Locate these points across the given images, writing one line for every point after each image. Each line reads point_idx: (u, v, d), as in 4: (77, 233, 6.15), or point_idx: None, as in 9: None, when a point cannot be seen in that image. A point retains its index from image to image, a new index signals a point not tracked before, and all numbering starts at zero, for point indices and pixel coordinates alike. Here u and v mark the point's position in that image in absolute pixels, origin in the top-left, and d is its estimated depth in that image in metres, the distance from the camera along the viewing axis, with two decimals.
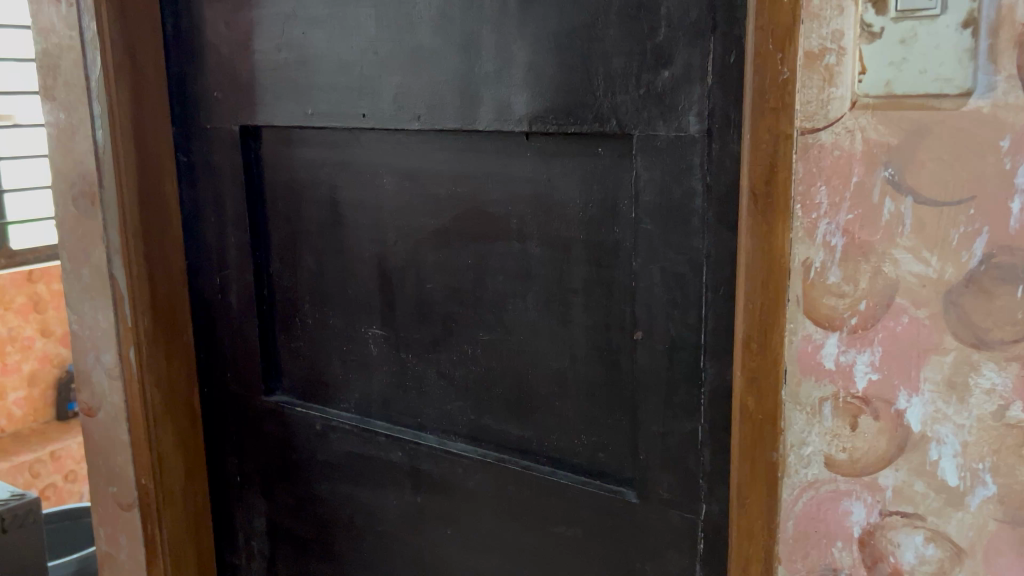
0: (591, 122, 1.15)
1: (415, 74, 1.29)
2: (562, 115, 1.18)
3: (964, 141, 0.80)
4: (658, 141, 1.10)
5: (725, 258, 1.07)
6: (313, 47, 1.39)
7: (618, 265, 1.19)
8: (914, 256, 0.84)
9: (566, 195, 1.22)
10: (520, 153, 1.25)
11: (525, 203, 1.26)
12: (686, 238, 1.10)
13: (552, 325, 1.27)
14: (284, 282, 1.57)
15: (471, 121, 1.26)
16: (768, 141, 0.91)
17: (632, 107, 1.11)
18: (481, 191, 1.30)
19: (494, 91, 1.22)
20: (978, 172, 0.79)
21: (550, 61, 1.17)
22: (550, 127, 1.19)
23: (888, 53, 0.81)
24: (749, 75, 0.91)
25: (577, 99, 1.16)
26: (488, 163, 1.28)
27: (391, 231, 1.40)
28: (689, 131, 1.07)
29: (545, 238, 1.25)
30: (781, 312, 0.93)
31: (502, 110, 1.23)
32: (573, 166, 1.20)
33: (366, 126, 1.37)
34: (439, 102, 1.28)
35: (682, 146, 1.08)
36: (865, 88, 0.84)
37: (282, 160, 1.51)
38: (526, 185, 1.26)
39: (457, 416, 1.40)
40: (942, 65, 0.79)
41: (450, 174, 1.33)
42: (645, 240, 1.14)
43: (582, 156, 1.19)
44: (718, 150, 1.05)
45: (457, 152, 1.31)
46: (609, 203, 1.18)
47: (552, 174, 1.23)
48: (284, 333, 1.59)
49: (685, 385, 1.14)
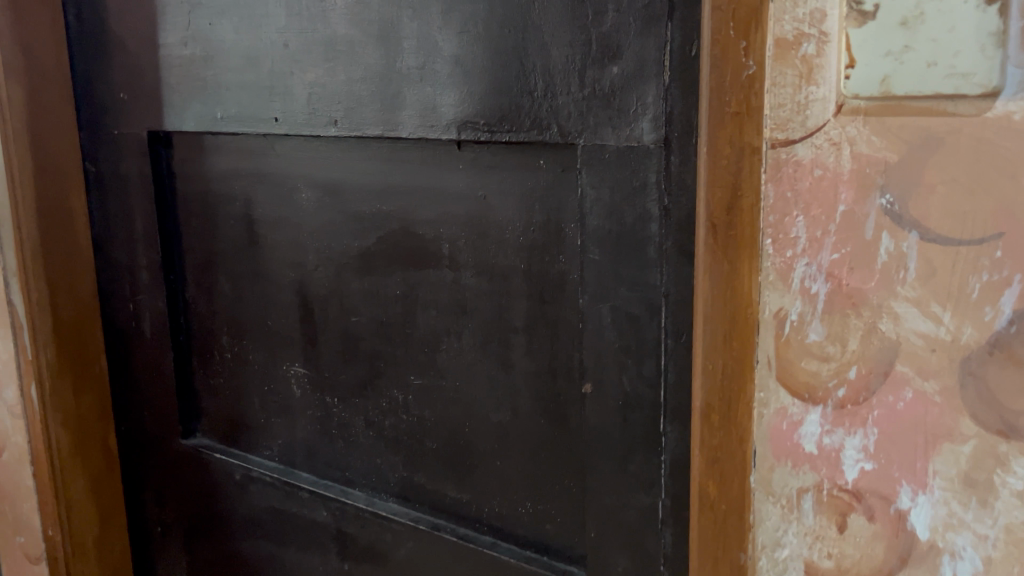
0: (528, 129, 0.95)
1: (330, 71, 1.09)
2: (494, 120, 0.97)
3: (990, 159, 0.58)
4: (607, 153, 0.89)
5: (688, 299, 0.86)
6: (221, 40, 1.19)
7: (564, 302, 0.98)
8: (921, 311, 0.63)
9: (503, 216, 1.01)
10: (450, 167, 1.04)
11: (457, 225, 1.05)
12: (641, 271, 0.89)
13: (491, 370, 1.06)
14: (202, 310, 1.37)
15: (393, 126, 1.05)
16: (730, 155, 0.69)
17: (575, 111, 0.90)
18: (408, 210, 1.09)
19: (417, 91, 1.02)
20: (1009, 202, 0.58)
21: (479, 54, 0.96)
22: (482, 135, 0.98)
23: (883, 41, 0.60)
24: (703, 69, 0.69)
25: (510, 100, 0.95)
26: (415, 178, 1.08)
27: (312, 255, 1.20)
28: (642, 141, 0.86)
29: (480, 266, 1.05)
30: (749, 376, 0.72)
31: (425, 113, 1.02)
32: (510, 181, 1.00)
33: (279, 132, 1.16)
34: (357, 104, 1.07)
35: (634, 159, 0.87)
36: (854, 88, 0.62)
37: (195, 171, 1.31)
38: (457, 204, 1.05)
39: (388, 471, 1.20)
40: (957, 56, 0.57)
41: (373, 190, 1.12)
42: (594, 272, 0.93)
43: (520, 170, 0.99)
44: (678, 164, 0.84)
45: (380, 164, 1.10)
46: (551, 227, 0.97)
47: (488, 190, 1.02)
48: (203, 368, 1.40)
49: (642, 451, 0.93)
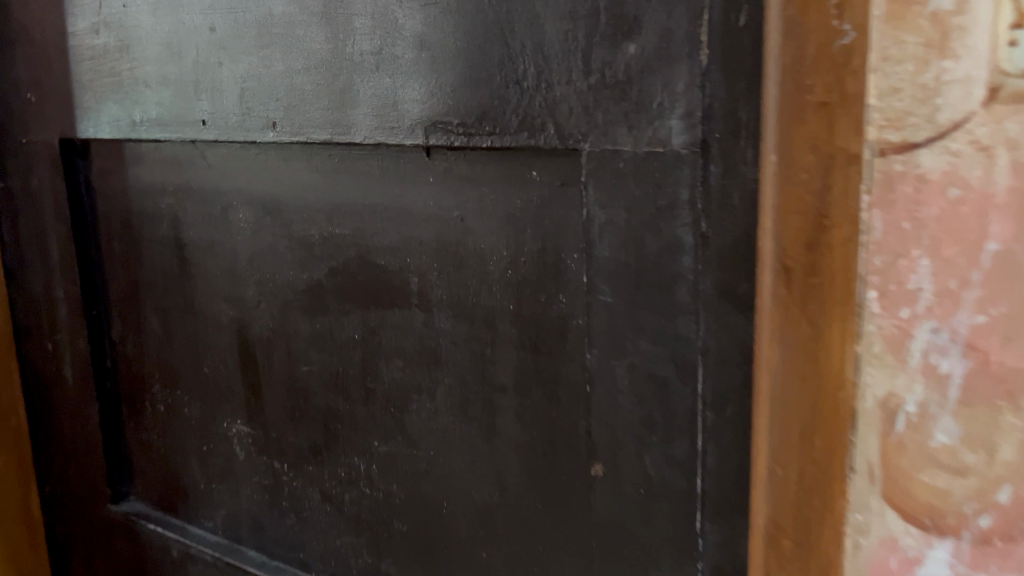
0: (515, 129, 0.71)
1: (265, 60, 0.86)
2: (471, 118, 0.74)
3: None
4: (621, 161, 0.66)
5: (734, 358, 0.63)
6: (137, 25, 0.97)
7: (564, 354, 0.75)
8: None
9: (484, 243, 0.78)
10: (417, 180, 0.81)
11: (425, 255, 0.82)
12: (668, 320, 0.66)
13: (472, 438, 0.83)
14: (131, 353, 1.14)
15: (343, 129, 0.82)
16: (816, 171, 0.51)
17: (578, 105, 0.68)
18: (364, 235, 0.86)
19: (372, 83, 0.79)
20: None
21: (450, 33, 0.73)
22: (455, 139, 0.75)
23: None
24: (772, 37, 0.51)
25: (491, 91, 0.72)
26: (373, 194, 0.85)
27: (253, 289, 0.97)
28: (669, 145, 0.63)
29: (455, 307, 0.81)
30: (835, 478, 0.55)
31: (384, 111, 0.79)
32: (494, 200, 0.77)
33: (209, 137, 0.94)
34: (299, 101, 0.84)
35: (658, 169, 0.64)
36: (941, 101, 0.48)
37: (115, 186, 1.09)
38: (425, 227, 0.82)
39: (349, 556, 0.97)
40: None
41: (322, 209, 0.89)
42: (605, 318, 0.70)
43: (505, 184, 0.76)
44: (719, 176, 0.62)
45: (330, 177, 0.87)
46: (548, 258, 0.74)
47: (465, 210, 0.79)
48: (133, 421, 1.17)
49: (670, 557, 0.70)
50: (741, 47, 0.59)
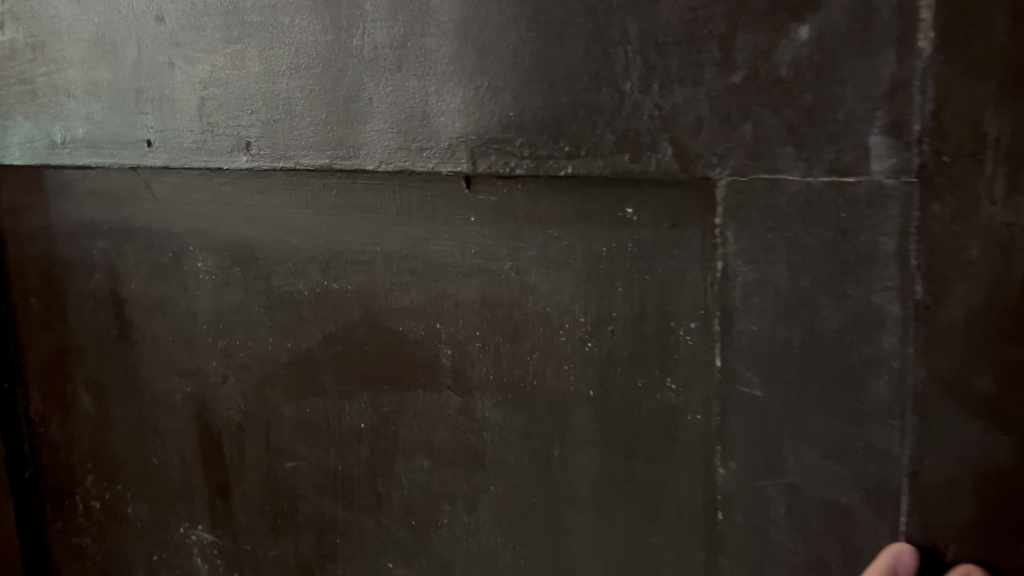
0: (609, 152, 0.50)
1: (235, 57, 0.64)
2: (539, 136, 0.52)
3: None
4: (783, 197, 0.45)
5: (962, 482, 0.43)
6: (56, 15, 0.73)
7: (674, 461, 0.54)
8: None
9: (551, 306, 0.57)
10: (451, 221, 0.60)
11: (464, 319, 0.60)
12: (854, 426, 0.46)
13: (529, 565, 0.62)
14: (56, 436, 0.90)
15: (347, 151, 0.60)
16: None
17: (711, 115, 0.47)
18: (376, 293, 0.64)
19: (391, 87, 0.57)
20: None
21: (508, 15, 0.51)
22: (514, 164, 0.53)
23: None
24: None
25: (572, 97, 0.50)
26: (387, 239, 0.63)
27: (219, 360, 0.74)
28: (864, 172, 0.43)
29: (506, 393, 0.60)
30: None
31: (407, 125, 0.57)
32: (565, 249, 0.55)
33: (157, 163, 0.70)
34: (282, 113, 0.62)
35: (845, 207, 0.44)
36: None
37: (30, 225, 0.84)
38: (463, 283, 0.60)
39: None
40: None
41: (314, 256, 0.67)
42: (749, 419, 0.49)
43: (584, 224, 0.54)
44: (947, 218, 0.41)
45: (325, 216, 0.65)
46: (647, 332, 0.53)
47: (522, 262, 0.57)
48: (61, 521, 0.92)
49: None
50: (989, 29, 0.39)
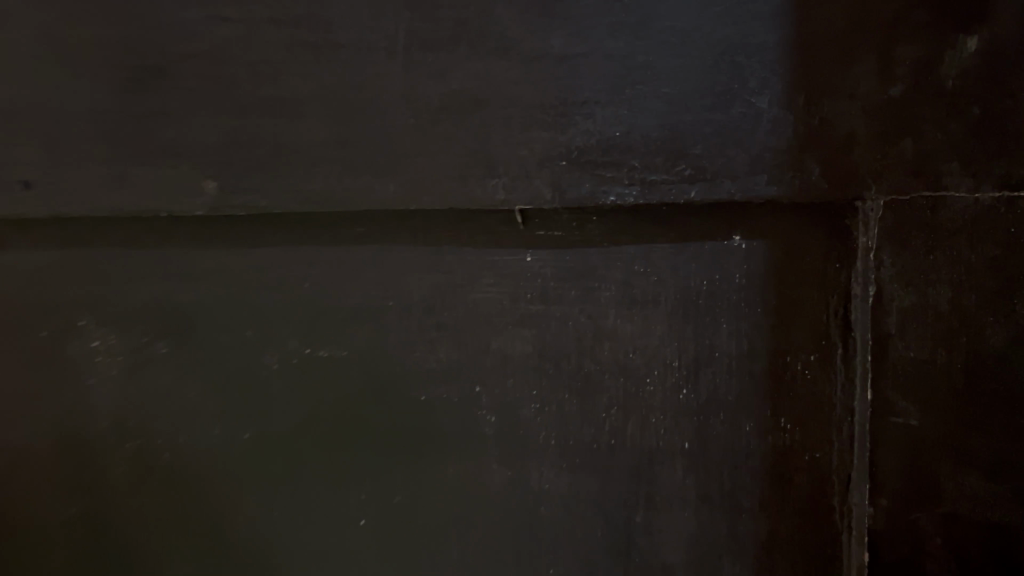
0: (744, 173, 0.45)
1: (186, 69, 0.48)
2: (654, 158, 0.45)
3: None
4: (947, 215, 0.44)
5: None
6: None
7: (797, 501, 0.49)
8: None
9: (633, 352, 0.50)
10: (498, 260, 0.50)
11: (514, 377, 0.51)
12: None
13: None
14: None
15: (370, 182, 0.48)
16: None
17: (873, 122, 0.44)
18: (384, 357, 0.52)
19: (440, 105, 0.47)
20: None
21: (610, 22, 0.45)
22: (616, 192, 0.46)
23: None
24: None
25: (697, 114, 0.45)
26: (405, 289, 0.51)
27: (118, 475, 0.54)
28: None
29: (573, 455, 0.52)
30: None
31: (464, 151, 0.47)
32: (653, 286, 0.49)
33: (39, 213, 0.51)
34: (266, 139, 0.49)
35: (1013, 223, 0.43)
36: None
37: None
38: (515, 334, 0.51)
39: None
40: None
41: (286, 318, 0.52)
42: (902, 450, 0.47)
43: (678, 254, 0.48)
44: None
45: (309, 266, 0.52)
46: (762, 373, 0.49)
47: (594, 305, 0.50)
48: None
49: None
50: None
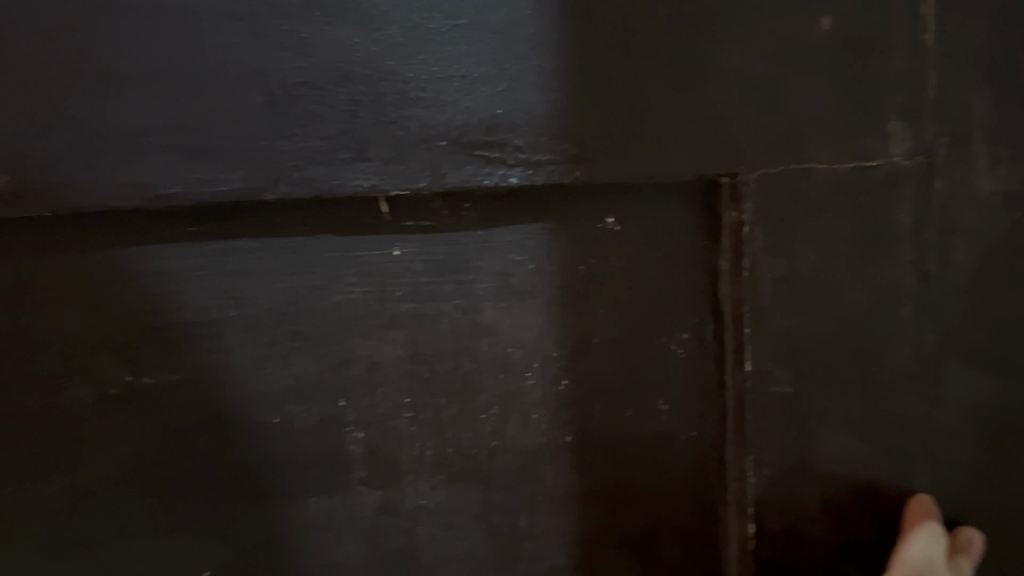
0: (625, 151, 0.44)
1: None
2: (540, 138, 0.43)
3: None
4: (812, 186, 0.46)
5: (970, 422, 0.49)
6: None
7: (679, 479, 0.50)
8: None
9: (513, 346, 0.47)
10: (360, 257, 0.45)
11: (384, 385, 0.46)
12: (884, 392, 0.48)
13: None
14: None
15: (214, 172, 0.41)
16: None
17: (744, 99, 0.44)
18: (229, 379, 0.45)
19: (298, 80, 0.41)
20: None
21: None
22: (500, 174, 0.43)
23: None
24: None
25: (579, 91, 0.43)
26: (253, 295, 0.44)
27: None
28: (888, 155, 0.45)
29: (453, 463, 0.48)
30: None
31: (326, 135, 0.41)
32: (534, 274, 0.47)
33: None
34: (74, 123, 0.39)
35: (868, 190, 0.46)
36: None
37: None
38: (384, 338, 0.46)
39: None
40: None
41: (96, 341, 0.43)
42: (778, 418, 0.48)
43: (555, 239, 0.46)
44: (945, 195, 0.46)
45: (128, 279, 0.43)
46: (640, 357, 0.48)
47: (472, 299, 0.46)
48: None
49: None
50: (967, 22, 0.45)
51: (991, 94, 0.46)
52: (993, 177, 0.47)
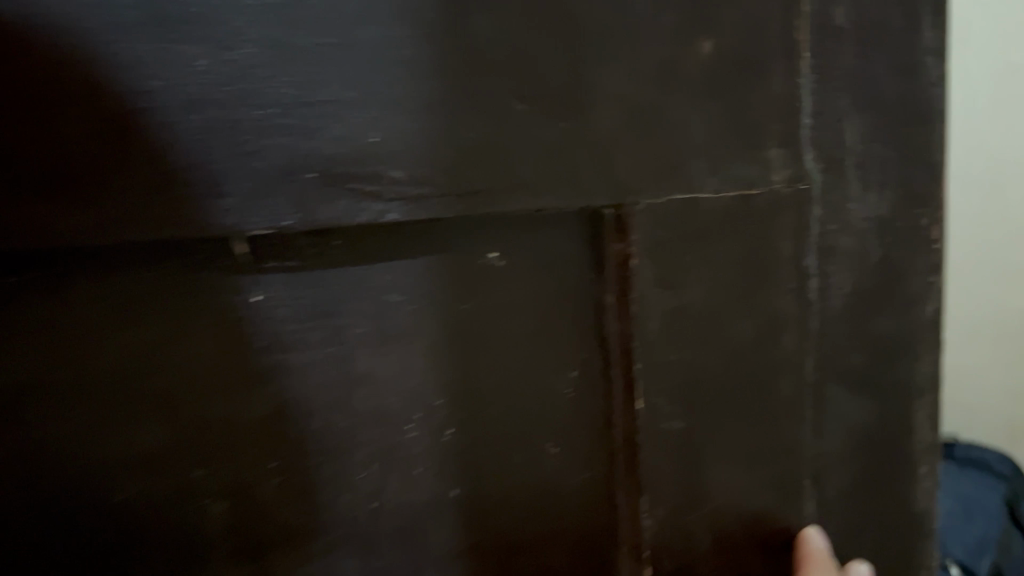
0: (510, 181, 0.41)
1: None
2: (418, 171, 0.39)
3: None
4: (697, 217, 0.44)
5: (853, 440, 0.49)
6: None
7: (567, 524, 0.48)
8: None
9: (393, 396, 0.43)
10: (213, 304, 0.39)
11: (246, 453, 0.41)
12: (771, 419, 0.47)
13: None
14: None
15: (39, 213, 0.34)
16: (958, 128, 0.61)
17: (631, 126, 0.42)
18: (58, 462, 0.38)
19: (137, 105, 0.35)
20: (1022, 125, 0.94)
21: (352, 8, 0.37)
22: (375, 209, 0.39)
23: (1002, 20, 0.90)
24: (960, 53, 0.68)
25: (459, 119, 0.39)
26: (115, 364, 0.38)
27: None
28: (768, 182, 0.45)
29: (329, 529, 0.44)
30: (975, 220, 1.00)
31: (173, 168, 0.36)
32: (417, 316, 0.43)
33: None
34: None
35: (751, 220, 0.45)
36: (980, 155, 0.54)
37: None
38: (246, 398, 0.41)
39: None
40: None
41: (98, 378, 0.38)
42: (672, 457, 0.46)
43: (434, 279, 0.42)
44: (821, 220, 0.46)
45: (104, 303, 0.37)
46: (529, 400, 0.46)
47: (349, 347, 0.42)
48: None
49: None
50: (840, 52, 0.45)
51: (860, 123, 0.46)
52: (864, 204, 0.47)
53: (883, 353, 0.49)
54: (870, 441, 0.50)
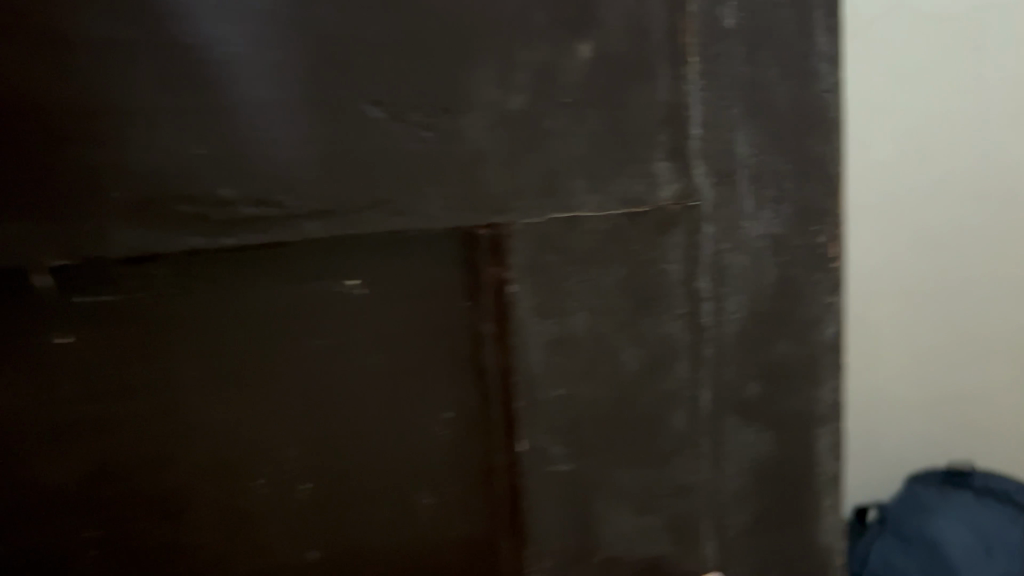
0: (363, 194, 0.36)
1: None
2: (256, 188, 0.34)
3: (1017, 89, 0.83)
4: (579, 236, 0.40)
5: (756, 477, 0.46)
6: None
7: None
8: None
9: (242, 440, 0.38)
10: (34, 339, 0.34)
11: (67, 507, 0.36)
12: (666, 456, 0.43)
13: None
14: None
15: None
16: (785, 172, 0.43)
17: (503, 136, 0.38)
18: None
19: None
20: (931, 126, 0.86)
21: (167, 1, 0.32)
22: (210, 232, 0.34)
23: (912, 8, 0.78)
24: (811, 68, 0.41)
25: (304, 127, 0.34)
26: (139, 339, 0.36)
27: None
28: (656, 199, 0.41)
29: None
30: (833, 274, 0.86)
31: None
32: (260, 354, 0.38)
33: None
34: None
35: (638, 239, 0.41)
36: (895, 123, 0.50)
37: None
38: (68, 446, 0.36)
39: None
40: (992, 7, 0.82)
41: (148, 351, 0.36)
42: (560, 501, 0.42)
43: (287, 309, 0.38)
44: (715, 239, 0.43)
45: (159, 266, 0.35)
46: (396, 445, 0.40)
47: (185, 387, 0.37)
48: None
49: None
50: (728, 58, 0.42)
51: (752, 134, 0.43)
52: (759, 221, 0.44)
53: (781, 380, 0.45)
54: (771, 478, 0.46)
